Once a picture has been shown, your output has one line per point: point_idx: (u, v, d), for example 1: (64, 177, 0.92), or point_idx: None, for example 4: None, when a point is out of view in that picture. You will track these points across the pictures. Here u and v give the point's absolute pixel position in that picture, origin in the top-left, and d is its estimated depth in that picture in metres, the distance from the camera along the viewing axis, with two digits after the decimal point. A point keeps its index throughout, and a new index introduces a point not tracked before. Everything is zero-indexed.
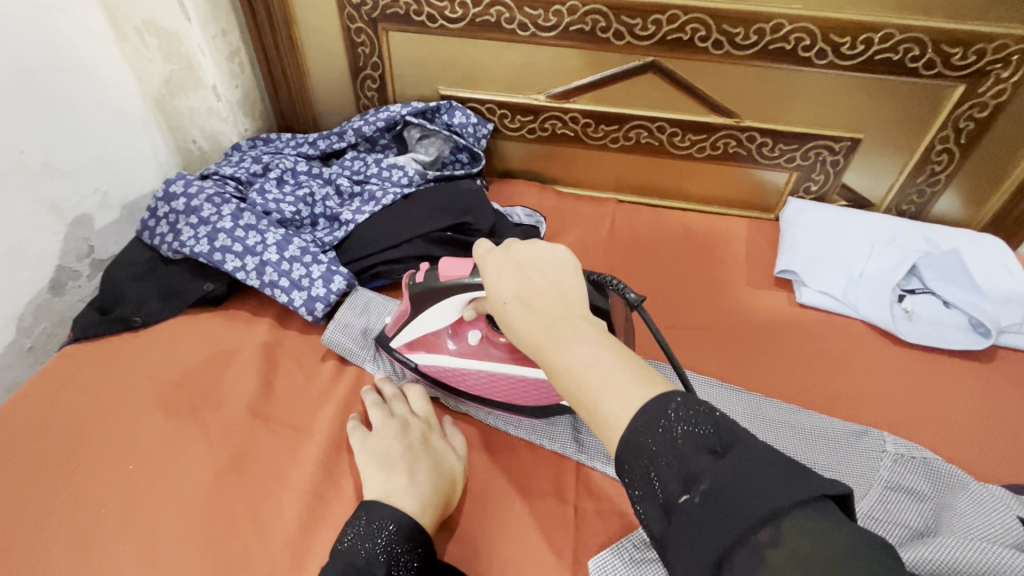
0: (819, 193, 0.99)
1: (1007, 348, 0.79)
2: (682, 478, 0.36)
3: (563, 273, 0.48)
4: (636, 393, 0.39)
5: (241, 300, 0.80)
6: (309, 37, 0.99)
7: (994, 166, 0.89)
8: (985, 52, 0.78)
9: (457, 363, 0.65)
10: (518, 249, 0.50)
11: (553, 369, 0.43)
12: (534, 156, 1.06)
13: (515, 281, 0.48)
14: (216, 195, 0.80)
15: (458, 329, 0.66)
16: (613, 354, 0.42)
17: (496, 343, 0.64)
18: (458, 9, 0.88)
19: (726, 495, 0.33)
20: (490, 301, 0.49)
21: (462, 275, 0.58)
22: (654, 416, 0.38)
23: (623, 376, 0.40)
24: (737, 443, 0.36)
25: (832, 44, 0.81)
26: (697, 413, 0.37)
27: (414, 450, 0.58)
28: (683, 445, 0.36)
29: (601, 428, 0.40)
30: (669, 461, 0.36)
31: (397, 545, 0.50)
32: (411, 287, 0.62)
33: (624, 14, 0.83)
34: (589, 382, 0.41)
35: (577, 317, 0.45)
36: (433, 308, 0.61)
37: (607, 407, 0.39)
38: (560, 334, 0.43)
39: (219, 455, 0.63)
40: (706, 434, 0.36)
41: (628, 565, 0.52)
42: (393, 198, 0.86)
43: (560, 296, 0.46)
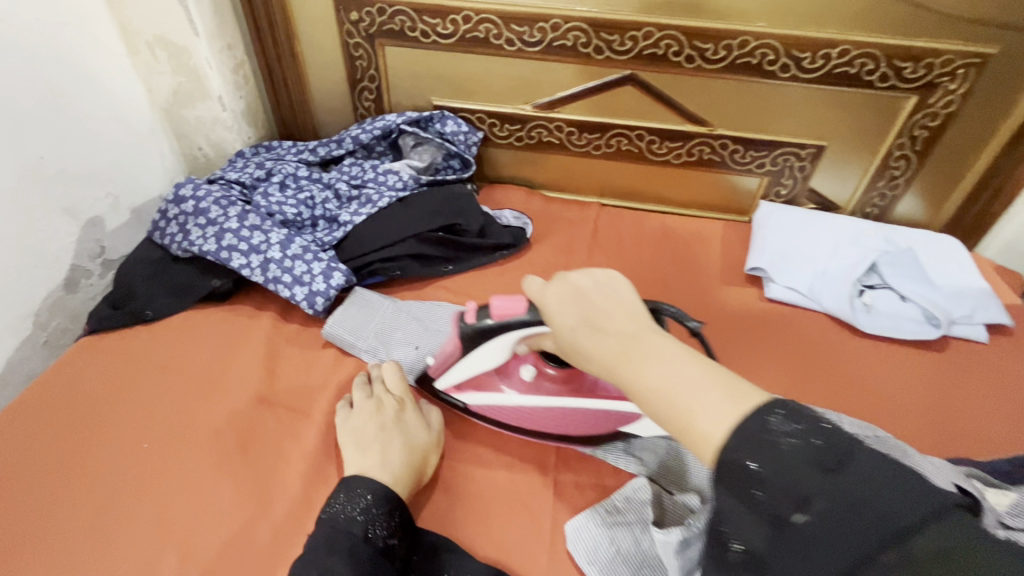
0: (789, 196, 1.05)
1: (958, 338, 0.85)
2: (793, 495, 0.36)
3: (622, 296, 0.52)
4: (725, 405, 0.40)
5: (245, 296, 0.85)
6: (310, 51, 1.05)
7: (948, 170, 0.96)
8: (933, 66, 0.85)
9: (508, 400, 0.67)
10: (573, 278, 0.54)
11: (636, 388, 0.45)
12: (522, 163, 1.12)
13: (579, 309, 0.51)
14: (222, 198, 0.85)
15: (508, 368, 0.67)
16: (697, 369, 0.44)
17: (548, 377, 0.66)
18: (449, 26, 0.95)
19: (845, 515, 0.34)
20: (557, 331, 0.53)
21: (516, 312, 0.60)
22: (755, 429, 0.38)
23: (710, 389, 0.42)
24: (851, 458, 0.36)
25: (793, 58, 0.87)
26: (804, 425, 0.38)
27: (386, 429, 0.63)
28: (791, 460, 0.36)
29: (695, 445, 0.41)
30: (781, 477, 0.36)
31: (374, 509, 0.55)
32: (461, 327, 0.64)
33: (603, 31, 0.90)
34: (676, 401, 0.42)
35: (650, 336, 0.47)
36: (486, 345, 0.64)
37: (699, 423, 0.41)
38: (638, 356, 0.46)
39: (226, 435, 0.68)
40: (816, 449, 0.36)
41: (600, 526, 0.57)
42: (388, 201, 0.91)
43: (626, 315, 0.50)
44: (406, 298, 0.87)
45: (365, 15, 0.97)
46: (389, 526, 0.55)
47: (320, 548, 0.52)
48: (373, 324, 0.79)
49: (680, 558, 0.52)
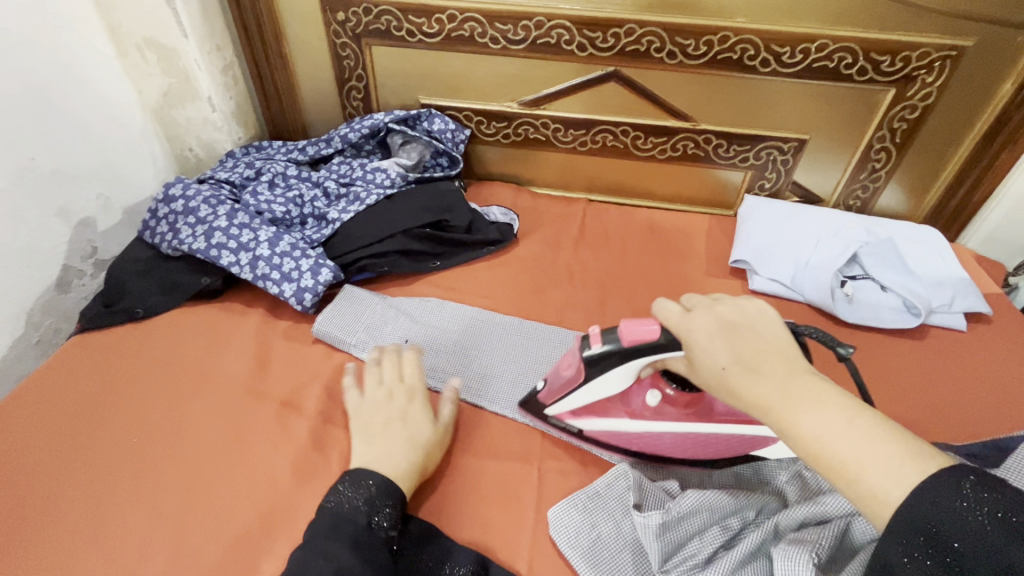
0: (773, 189, 1.07)
1: (938, 327, 0.87)
2: (993, 564, 0.35)
3: (773, 332, 0.50)
4: (903, 465, 0.40)
5: (235, 294, 0.86)
6: (299, 52, 1.06)
7: (928, 161, 0.98)
8: (910, 59, 0.87)
9: (630, 426, 0.63)
10: (721, 310, 0.52)
11: (795, 436, 0.45)
12: (510, 160, 1.13)
13: (731, 346, 0.49)
14: (212, 198, 0.86)
15: (629, 394, 0.63)
16: (864, 422, 0.43)
17: (672, 403, 0.62)
18: (435, 25, 0.96)
19: None
20: (701, 366, 0.51)
21: (651, 337, 0.55)
22: (951, 497, 0.37)
23: (881, 445, 0.42)
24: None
25: (773, 53, 0.89)
26: (1001, 494, 0.37)
27: (390, 421, 0.64)
28: (991, 532, 0.36)
29: (867, 501, 0.41)
30: (977, 546, 0.36)
31: (379, 502, 0.56)
32: (586, 355, 0.58)
33: (585, 28, 0.91)
34: (845, 454, 0.42)
35: (809, 381, 0.47)
36: (613, 372, 0.59)
37: (875, 480, 0.41)
38: (801, 402, 0.45)
39: (215, 429, 0.69)
40: (1017, 520, 0.35)
41: (581, 512, 0.59)
42: (376, 198, 0.92)
43: (779, 355, 0.49)
44: (394, 293, 0.88)
45: (351, 16, 0.98)
46: (392, 518, 0.56)
47: (319, 535, 0.54)
48: (363, 320, 0.80)
49: (661, 541, 0.53)
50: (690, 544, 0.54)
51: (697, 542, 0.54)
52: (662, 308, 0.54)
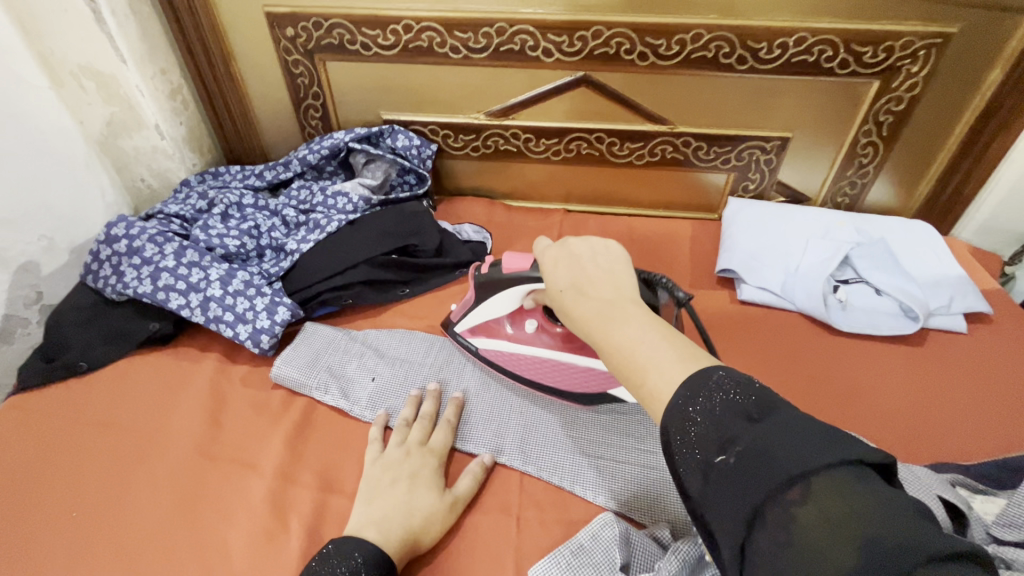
0: (758, 190, 1.02)
1: (937, 330, 0.82)
2: (718, 440, 0.35)
3: (614, 264, 0.51)
4: (680, 369, 0.40)
5: (189, 338, 0.80)
6: (250, 71, 1.00)
7: (918, 153, 0.93)
8: (893, 50, 0.82)
9: (512, 348, 0.72)
10: (574, 244, 0.53)
11: (602, 349, 0.45)
12: (481, 173, 1.08)
13: (572, 273, 0.51)
14: (158, 235, 0.80)
15: (517, 319, 0.72)
16: (662, 337, 0.43)
17: (550, 332, 0.71)
18: (391, 36, 0.90)
19: (761, 454, 0.33)
20: (547, 290, 0.52)
21: (520, 268, 0.63)
22: (696, 390, 0.38)
23: (666, 354, 0.41)
24: (775, 409, 0.35)
25: (749, 49, 0.84)
26: (740, 383, 0.37)
27: (400, 483, 0.58)
28: (721, 412, 0.36)
29: (648, 404, 0.40)
30: (708, 425, 0.36)
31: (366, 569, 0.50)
32: (476, 277, 0.69)
33: (550, 32, 0.86)
34: (637, 360, 0.42)
35: (626, 302, 0.46)
36: (494, 297, 0.68)
37: (653, 382, 0.40)
38: (612, 318, 0.45)
39: (165, 496, 0.62)
40: (745, 401, 0.36)
41: (565, 571, 0.53)
42: (337, 225, 0.87)
43: (614, 282, 0.49)
44: (361, 326, 0.82)
45: (300, 31, 0.92)
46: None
47: None
48: (325, 361, 0.74)
49: None
50: None
51: None
52: (538, 244, 0.57)
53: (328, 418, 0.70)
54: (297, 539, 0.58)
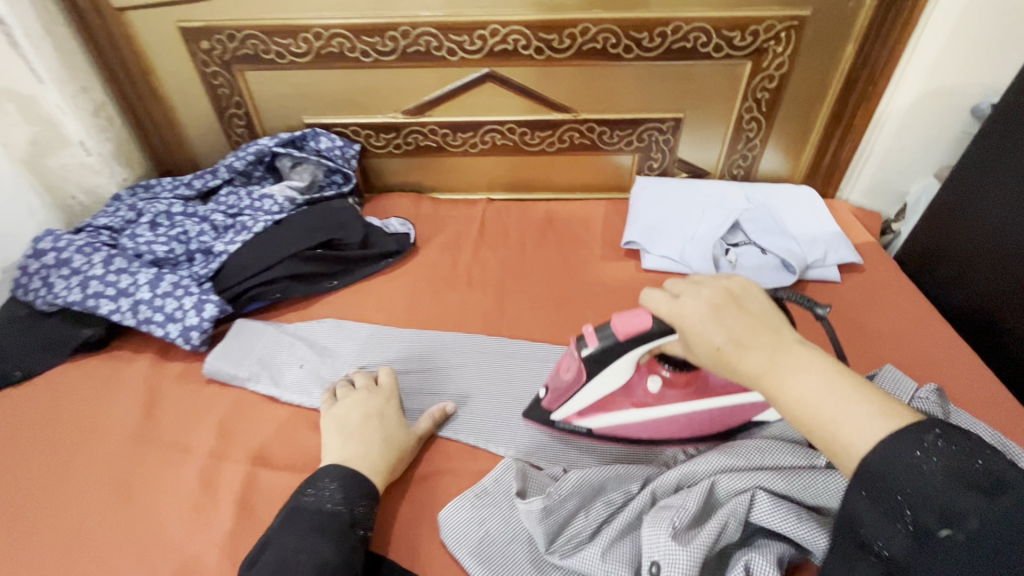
0: (662, 168, 1.10)
1: (816, 282, 0.92)
2: (938, 512, 0.37)
3: (765, 307, 0.50)
4: (879, 424, 0.40)
5: (123, 341, 0.83)
6: (172, 86, 1.03)
7: (797, 123, 1.03)
8: (758, 33, 0.91)
9: (636, 416, 0.67)
10: (712, 288, 0.51)
11: (781, 402, 0.45)
12: (407, 170, 1.13)
13: (722, 322, 0.48)
14: (86, 246, 0.84)
15: (631, 385, 0.67)
16: (846, 385, 0.42)
17: (672, 387, 0.66)
18: (302, 44, 0.95)
19: (998, 535, 0.35)
20: (689, 339, 0.50)
21: (641, 327, 0.57)
22: (907, 446, 0.38)
23: (861, 409, 0.41)
24: (1010, 483, 0.36)
25: (633, 40, 0.92)
26: (962, 447, 0.38)
27: (373, 419, 0.67)
28: (942, 480, 0.37)
29: (839, 457, 0.41)
30: (926, 494, 0.37)
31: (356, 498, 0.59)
32: (584, 354, 0.61)
33: (451, 33, 0.92)
34: (825, 415, 0.42)
35: (795, 348, 0.46)
36: (613, 364, 0.61)
37: (847, 436, 0.41)
38: (788, 368, 0.44)
39: (102, 485, 0.66)
40: (971, 471, 0.37)
41: (469, 510, 0.60)
42: (264, 225, 0.91)
43: (769, 323, 0.48)
44: (291, 319, 0.87)
45: (216, 43, 0.96)
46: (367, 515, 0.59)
47: (310, 531, 0.56)
48: (254, 353, 0.79)
49: (545, 524, 0.55)
50: (575, 521, 0.57)
51: (582, 519, 0.57)
52: (646, 296, 0.54)
53: (260, 404, 0.74)
54: (228, 508, 0.63)
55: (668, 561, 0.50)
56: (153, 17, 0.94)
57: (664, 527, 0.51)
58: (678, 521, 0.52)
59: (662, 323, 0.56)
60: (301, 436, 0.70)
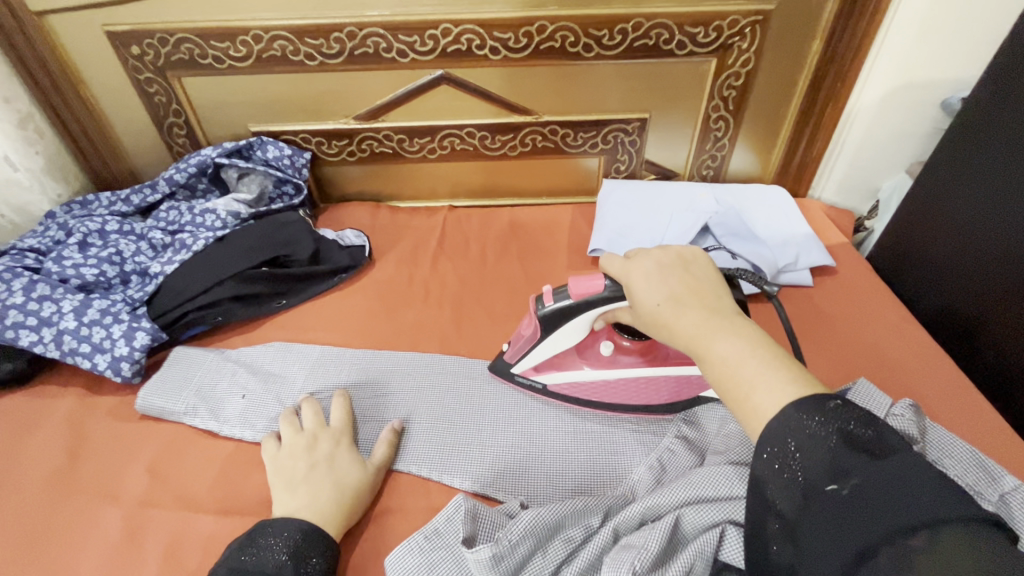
0: (629, 170, 1.06)
1: (788, 286, 0.89)
2: (829, 470, 0.36)
3: (710, 277, 0.51)
4: (790, 389, 0.40)
5: (48, 374, 0.77)
6: (104, 95, 0.96)
7: (766, 122, 1.00)
8: (722, 29, 0.87)
9: (588, 375, 0.71)
10: (662, 255, 0.53)
11: (706, 363, 0.46)
12: (363, 178, 1.08)
13: (664, 285, 0.51)
14: (4, 271, 0.77)
15: (588, 346, 0.72)
16: (769, 354, 0.43)
17: (625, 351, 0.71)
18: (241, 48, 0.89)
19: (877, 492, 0.34)
20: (633, 298, 0.53)
21: (591, 291, 0.61)
22: (809, 410, 0.38)
23: (775, 373, 0.42)
24: (898, 450, 0.36)
25: (593, 38, 0.88)
26: (859, 417, 0.38)
27: (322, 464, 0.62)
28: (837, 444, 0.37)
29: (748, 417, 0.42)
30: (817, 450, 0.37)
31: (303, 548, 0.55)
32: (540, 312, 0.66)
33: (400, 33, 0.87)
34: (741, 376, 0.43)
35: (728, 316, 0.47)
36: (566, 325, 0.66)
37: (758, 396, 0.41)
38: (715, 331, 0.46)
39: (14, 540, 0.60)
40: (865, 436, 0.37)
41: (418, 555, 0.55)
42: (204, 243, 0.85)
43: (710, 292, 0.50)
44: (236, 343, 0.82)
45: (147, 48, 0.89)
46: (319, 564, 0.54)
47: None
48: (192, 384, 0.73)
49: (495, 572, 0.51)
50: (532, 562, 0.53)
51: (539, 560, 0.53)
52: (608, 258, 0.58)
53: (197, 440, 0.69)
54: (156, 560, 0.58)
55: None
56: (76, 20, 0.87)
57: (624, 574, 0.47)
58: (639, 564, 0.48)
59: (613, 287, 0.60)
60: (239, 475, 0.65)
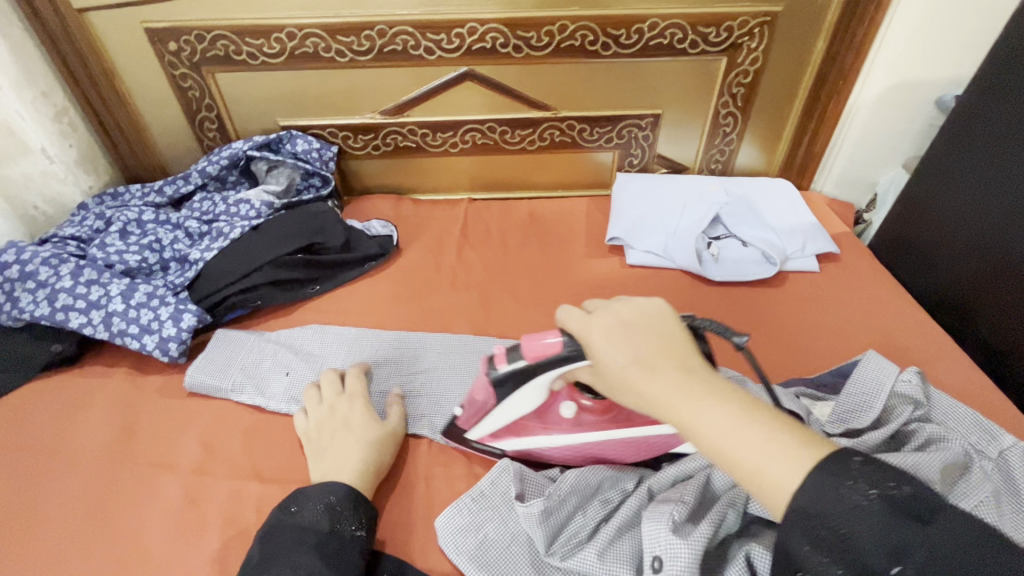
0: (641, 164, 1.11)
1: (795, 272, 0.94)
2: (887, 548, 0.36)
3: (673, 331, 0.49)
4: (796, 458, 0.40)
5: (97, 356, 0.80)
6: (139, 90, 1.00)
7: (772, 119, 1.05)
8: (732, 29, 0.93)
9: (551, 440, 0.64)
10: (622, 310, 0.50)
11: (697, 436, 0.44)
12: (386, 172, 1.12)
13: (628, 345, 0.48)
14: (52, 257, 0.80)
15: (545, 411, 0.64)
16: (758, 420, 0.43)
17: (587, 411, 0.62)
18: (275, 45, 0.93)
19: (943, 567, 0.35)
20: (602, 364, 0.49)
21: (547, 352, 0.55)
22: (842, 480, 0.38)
23: (776, 442, 0.41)
24: (938, 508, 0.37)
25: (611, 37, 0.93)
26: (887, 473, 0.38)
27: (343, 429, 0.66)
28: (883, 512, 0.37)
29: (761, 491, 0.41)
30: (874, 532, 0.37)
31: (338, 504, 0.58)
32: (492, 376, 0.59)
33: (428, 32, 0.91)
34: (745, 451, 0.42)
35: (705, 378, 0.46)
36: (522, 388, 0.59)
37: (772, 472, 0.40)
38: (700, 400, 0.44)
39: (80, 506, 0.64)
40: (906, 498, 0.37)
41: (468, 514, 0.59)
42: (241, 231, 0.88)
43: (681, 352, 0.48)
44: (274, 327, 0.85)
45: (184, 44, 0.93)
46: (354, 519, 0.57)
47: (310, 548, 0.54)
48: (237, 363, 0.77)
49: (544, 526, 0.55)
50: (574, 521, 0.57)
51: (580, 518, 0.57)
52: (567, 309, 0.53)
53: (245, 415, 0.72)
54: (217, 524, 0.61)
55: (670, 555, 0.50)
56: (116, 17, 0.91)
57: (664, 522, 0.51)
58: (678, 514, 0.52)
59: (571, 346, 0.54)
60: (286, 446, 0.69)
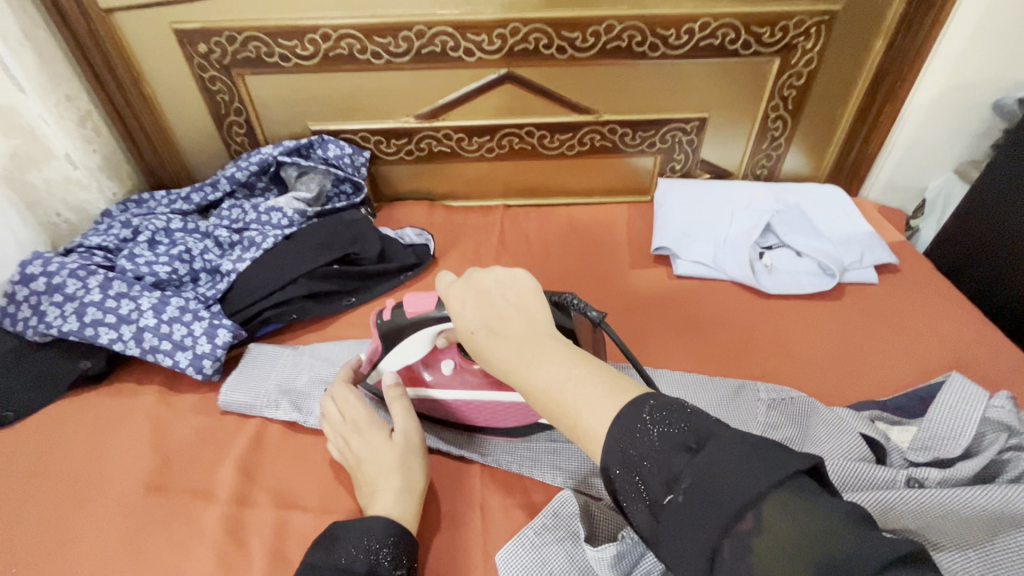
0: (684, 170, 1.07)
1: (852, 285, 0.90)
2: (664, 479, 0.35)
3: (524, 295, 0.48)
4: (609, 403, 0.39)
5: (127, 372, 0.77)
6: (165, 93, 0.96)
7: (822, 123, 1.01)
8: (788, 29, 0.88)
9: (432, 392, 0.67)
10: (478, 278, 0.50)
11: (529, 391, 0.43)
12: (417, 177, 1.08)
13: (477, 311, 0.48)
14: (79, 269, 0.76)
15: (431, 359, 0.66)
16: (585, 371, 0.41)
17: (470, 370, 0.65)
18: (309, 46, 0.89)
19: (707, 491, 0.33)
20: (461, 332, 0.49)
21: (428, 308, 0.60)
22: (629, 422, 0.37)
23: (595, 388, 0.40)
24: (711, 437, 0.35)
25: (659, 37, 0.88)
26: (673, 413, 0.37)
27: (363, 465, 0.59)
28: (662, 448, 0.36)
29: (582, 440, 0.40)
30: (652, 463, 0.36)
31: (374, 541, 0.52)
32: (377, 326, 0.63)
33: (469, 32, 0.87)
34: (564, 400, 0.40)
35: (543, 337, 0.45)
36: (402, 343, 0.62)
37: (585, 418, 0.39)
38: (531, 356, 0.43)
39: (112, 538, 0.60)
40: (682, 433, 0.36)
41: (529, 550, 0.55)
42: (274, 241, 0.85)
43: (526, 314, 0.47)
44: (309, 341, 0.81)
45: (214, 46, 0.89)
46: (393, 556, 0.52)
47: None
48: (272, 379, 0.73)
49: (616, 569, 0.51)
50: (644, 559, 0.53)
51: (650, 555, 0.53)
52: (442, 279, 0.53)
53: (284, 437, 0.68)
54: (260, 559, 0.57)
55: None
56: (144, 18, 0.87)
57: None
58: None
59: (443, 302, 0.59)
60: (331, 472, 0.65)
